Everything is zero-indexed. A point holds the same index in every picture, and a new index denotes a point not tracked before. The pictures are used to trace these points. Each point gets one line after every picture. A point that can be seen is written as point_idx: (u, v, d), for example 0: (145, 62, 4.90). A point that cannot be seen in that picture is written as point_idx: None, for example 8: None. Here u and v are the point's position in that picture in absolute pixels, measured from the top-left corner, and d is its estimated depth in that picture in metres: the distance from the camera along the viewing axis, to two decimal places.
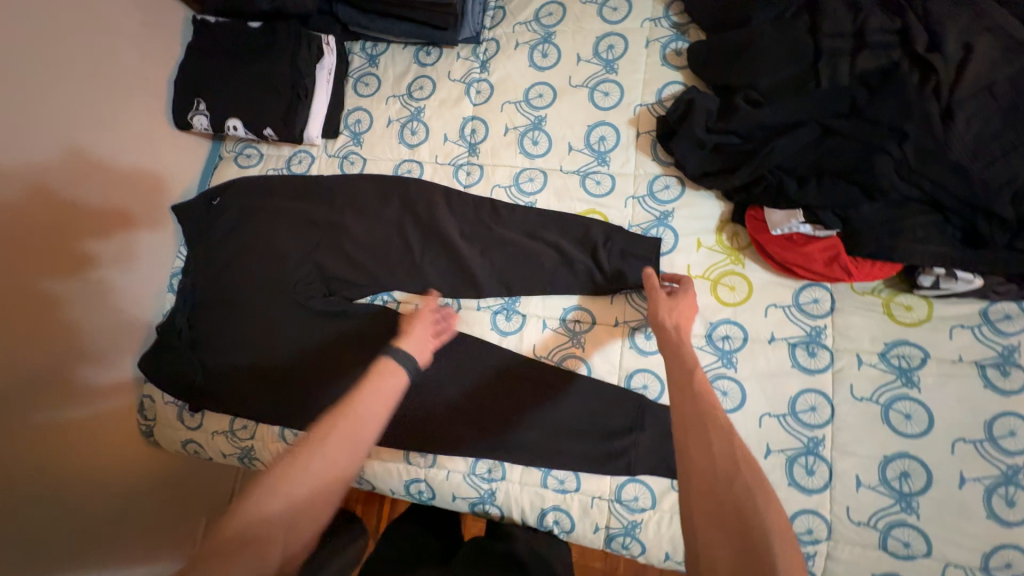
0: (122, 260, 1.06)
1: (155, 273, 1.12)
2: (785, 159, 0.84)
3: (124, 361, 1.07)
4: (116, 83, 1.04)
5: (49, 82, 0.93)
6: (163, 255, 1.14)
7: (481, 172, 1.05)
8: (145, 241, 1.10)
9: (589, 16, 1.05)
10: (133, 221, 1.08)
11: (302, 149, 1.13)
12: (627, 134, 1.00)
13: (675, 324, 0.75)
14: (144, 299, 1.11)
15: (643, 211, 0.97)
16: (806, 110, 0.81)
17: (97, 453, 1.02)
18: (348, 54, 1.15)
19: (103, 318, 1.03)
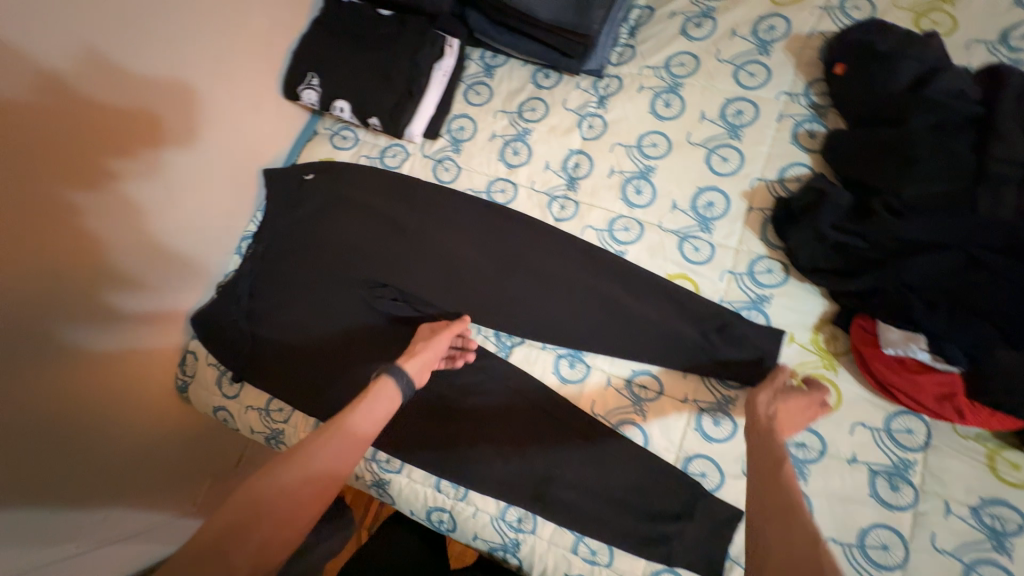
0: (158, 187, 0.95)
1: (205, 203, 1.05)
2: (915, 279, 0.78)
3: (150, 294, 0.99)
4: (243, 42, 1.04)
5: (182, 30, 0.92)
6: (213, 184, 1.05)
7: (576, 210, 1.01)
8: (192, 166, 1.00)
9: (723, 76, 1.01)
10: (179, 146, 0.97)
11: (397, 143, 1.11)
12: (737, 205, 0.95)
13: (769, 415, 0.75)
14: (184, 229, 1.02)
15: (738, 289, 0.92)
16: (954, 235, 0.76)
17: (131, 401, 1.00)
18: (465, 59, 1.13)
19: (129, 248, 0.93)
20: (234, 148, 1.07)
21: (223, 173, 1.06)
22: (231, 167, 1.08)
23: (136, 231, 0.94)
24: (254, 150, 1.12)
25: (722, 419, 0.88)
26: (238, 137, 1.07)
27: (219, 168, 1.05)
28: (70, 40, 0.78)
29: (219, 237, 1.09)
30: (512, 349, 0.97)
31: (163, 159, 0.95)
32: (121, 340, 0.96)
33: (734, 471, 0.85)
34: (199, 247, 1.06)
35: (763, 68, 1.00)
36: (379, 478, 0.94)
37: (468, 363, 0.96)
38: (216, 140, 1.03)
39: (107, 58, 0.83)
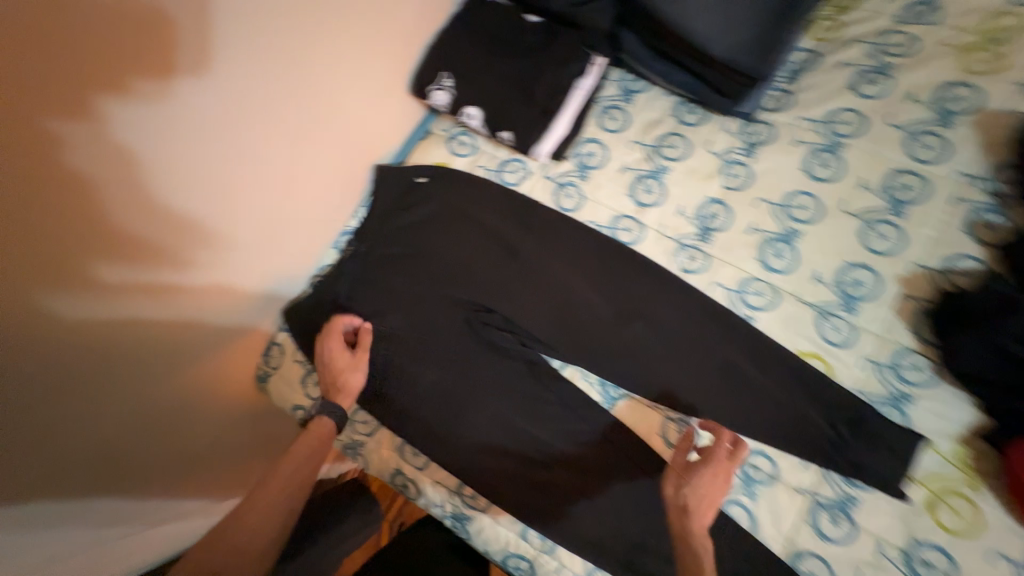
0: (186, 151, 0.77)
1: (255, 168, 0.88)
2: None
3: (181, 273, 0.84)
4: (388, 33, 0.98)
5: (332, 14, 0.87)
6: (262, 144, 0.87)
7: (705, 263, 0.94)
8: (235, 125, 0.82)
9: (892, 143, 0.92)
10: (211, 99, 0.77)
11: (518, 158, 1.05)
12: (890, 290, 0.87)
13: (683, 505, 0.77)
14: (223, 198, 0.85)
15: (877, 381, 0.84)
16: None
17: (211, 386, 0.98)
18: (604, 79, 1.06)
19: (154, 225, 0.77)
20: (287, 98, 0.87)
21: (273, 128, 0.88)
22: (282, 122, 0.89)
23: (157, 204, 0.77)
24: (313, 102, 0.92)
25: (842, 519, 0.81)
26: (291, 86, 0.87)
27: (267, 124, 0.87)
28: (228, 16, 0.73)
29: (271, 205, 0.94)
30: (617, 402, 0.91)
31: (195, 117, 0.76)
32: (151, 325, 0.83)
33: None
34: (244, 216, 0.90)
35: (939, 141, 0.90)
36: (460, 512, 0.90)
37: (570, 410, 0.91)
38: (263, 90, 0.83)
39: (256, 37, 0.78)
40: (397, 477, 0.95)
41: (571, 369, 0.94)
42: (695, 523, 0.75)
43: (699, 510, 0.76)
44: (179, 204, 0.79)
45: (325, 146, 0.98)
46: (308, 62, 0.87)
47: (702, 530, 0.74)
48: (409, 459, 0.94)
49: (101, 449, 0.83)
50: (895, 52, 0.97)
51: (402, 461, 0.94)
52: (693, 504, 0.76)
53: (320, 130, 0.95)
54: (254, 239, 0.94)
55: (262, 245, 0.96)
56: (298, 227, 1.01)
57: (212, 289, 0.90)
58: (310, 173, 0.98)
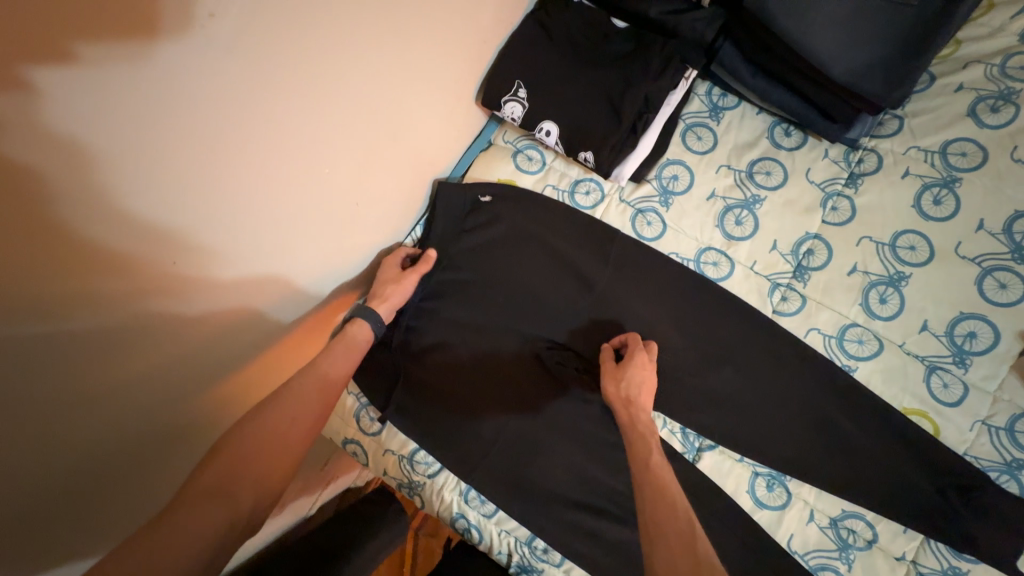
0: (173, 142, 0.54)
1: (262, 159, 0.66)
2: None
3: (173, 300, 0.63)
4: (463, 37, 0.87)
5: (419, 20, 0.76)
6: (274, 128, 0.65)
7: (800, 305, 0.86)
8: (237, 105, 0.59)
9: (1019, 180, 0.83)
10: (207, 72, 0.54)
11: (592, 178, 0.96)
12: (1009, 346, 0.80)
13: (625, 399, 0.75)
14: (221, 200, 0.63)
15: (990, 445, 0.78)
16: None
17: None
18: (690, 93, 0.96)
19: (137, 246, 0.55)
20: (309, 71, 0.65)
21: (286, 107, 0.65)
22: (298, 98, 0.66)
23: (138, 220, 0.54)
24: (341, 78, 0.70)
25: None
26: (316, 54, 0.65)
27: (279, 102, 0.64)
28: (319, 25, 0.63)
29: (298, 208, 0.75)
30: (700, 452, 0.85)
31: (185, 100, 0.53)
32: (141, 370, 0.63)
33: None
34: (249, 218, 0.69)
35: None
36: (530, 564, 0.85)
37: None
38: (276, 60, 0.60)
39: (343, 48, 0.68)
40: (459, 522, 0.89)
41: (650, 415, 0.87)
42: (641, 414, 0.74)
43: (640, 394, 0.76)
44: (166, 214, 0.57)
45: (350, 127, 0.76)
46: (389, 75, 0.77)
47: (648, 420, 0.74)
48: (472, 506, 0.87)
49: (128, 510, 0.72)
50: (1021, 76, 0.85)
51: (465, 506, 0.88)
52: (636, 394, 0.76)
53: (345, 107, 0.73)
54: (258, 243, 0.73)
55: (268, 250, 0.75)
56: (314, 225, 0.80)
57: (218, 313, 0.71)
58: (331, 162, 0.76)
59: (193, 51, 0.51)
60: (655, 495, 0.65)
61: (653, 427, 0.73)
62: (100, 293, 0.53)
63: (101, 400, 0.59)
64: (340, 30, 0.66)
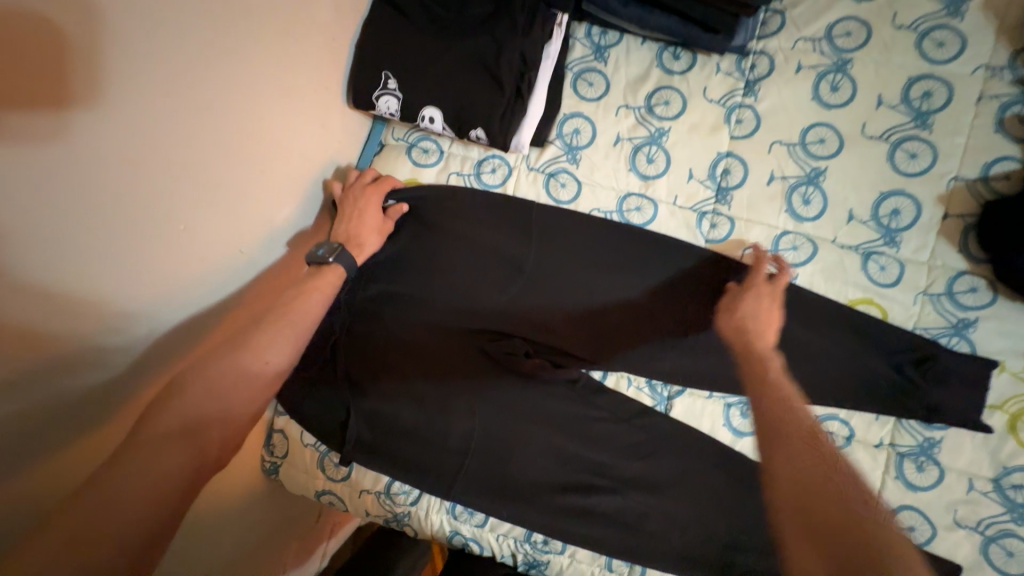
0: (24, 222, 0.53)
1: (126, 221, 0.62)
2: None
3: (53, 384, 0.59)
4: (308, 38, 0.79)
5: (234, 36, 0.68)
6: (123, 185, 0.61)
7: (730, 227, 0.85)
8: (63, 170, 0.55)
9: (903, 48, 0.82)
10: (74, 161, 0.56)
11: (495, 154, 0.91)
12: (931, 213, 0.80)
13: (738, 328, 0.74)
14: (85, 270, 0.60)
15: (934, 313, 0.79)
16: None
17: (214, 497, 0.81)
18: (569, 39, 0.90)
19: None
20: (141, 119, 0.61)
21: (129, 161, 0.61)
22: (162, 155, 0.64)
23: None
24: (178, 116, 0.65)
25: (927, 465, 0.78)
26: (137, 98, 0.60)
27: (117, 157, 0.60)
28: (112, 69, 0.57)
29: (200, 270, 0.72)
30: (671, 401, 0.84)
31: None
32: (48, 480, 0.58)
33: (947, 523, 0.76)
34: (129, 285, 0.64)
35: (954, 35, 0.80)
36: (535, 560, 0.83)
37: (626, 421, 0.82)
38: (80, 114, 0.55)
39: (158, 90, 0.62)
40: (455, 539, 0.85)
41: (613, 376, 0.85)
42: (760, 340, 0.71)
43: (754, 325, 0.73)
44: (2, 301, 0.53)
45: (219, 167, 0.71)
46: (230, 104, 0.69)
47: (767, 346, 0.71)
48: (463, 519, 0.84)
49: None
50: None
51: (456, 524, 0.84)
52: (750, 322, 0.74)
53: (203, 146, 0.68)
54: (151, 310, 0.68)
55: (169, 312, 0.70)
56: (212, 281, 0.74)
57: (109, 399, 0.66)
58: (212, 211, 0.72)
59: (9, 131, 0.50)
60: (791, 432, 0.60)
61: (773, 352, 0.70)
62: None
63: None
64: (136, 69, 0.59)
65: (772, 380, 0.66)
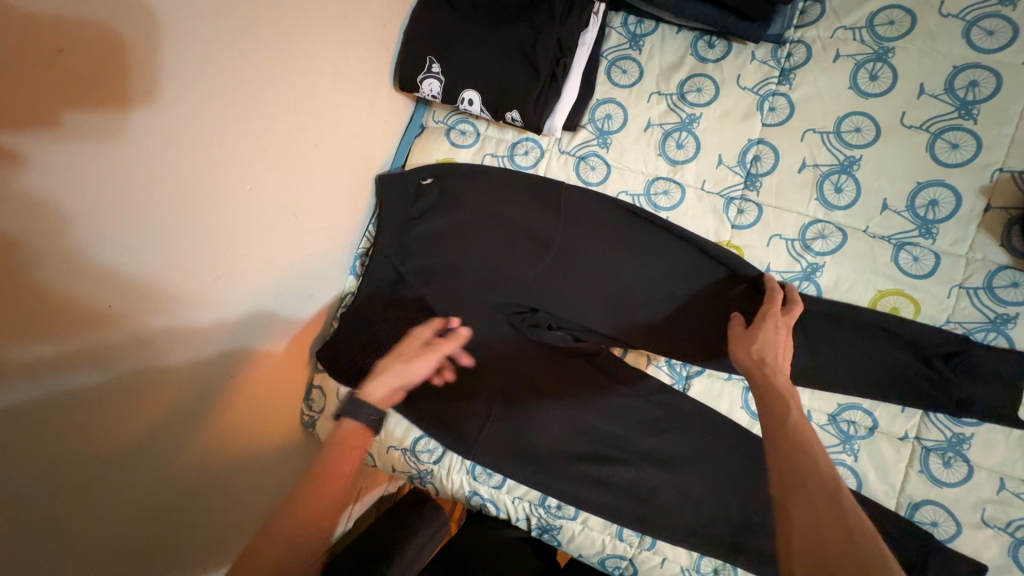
0: (131, 196, 0.58)
1: (213, 195, 0.69)
2: None
3: (152, 339, 0.65)
4: (363, 24, 0.85)
5: (305, 18, 0.74)
6: (216, 160, 0.68)
7: (757, 213, 0.85)
8: (174, 145, 0.62)
9: (949, 36, 0.80)
10: (166, 140, 0.61)
11: (529, 137, 0.95)
12: (972, 204, 0.78)
13: (757, 355, 0.68)
14: (186, 238, 0.66)
15: (971, 307, 0.77)
16: None
17: (258, 440, 0.88)
18: (606, 28, 0.93)
19: (105, 299, 0.58)
20: (231, 97, 0.67)
21: (223, 137, 0.68)
22: (234, 134, 0.69)
23: (99, 271, 0.57)
24: (259, 96, 0.71)
25: (955, 461, 0.76)
26: (230, 78, 0.66)
27: (213, 133, 0.66)
28: (213, 47, 0.63)
29: (263, 240, 0.79)
30: (689, 380, 0.86)
31: (118, 152, 0.56)
32: (132, 413, 0.65)
33: (973, 521, 0.74)
34: (217, 252, 0.71)
35: (1007, 23, 0.77)
36: (548, 524, 0.87)
37: (645, 397, 0.84)
38: (192, 92, 0.62)
39: (242, 70, 0.68)
40: (473, 499, 0.91)
41: (632, 351, 0.89)
42: (777, 373, 0.64)
43: (774, 356, 0.68)
44: (130, 259, 0.60)
45: (284, 142, 0.78)
46: (292, 82, 0.76)
47: (788, 383, 0.64)
48: (482, 481, 0.89)
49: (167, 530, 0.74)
50: None
51: (476, 486, 0.89)
52: (769, 355, 0.67)
53: (271, 125, 0.74)
54: (227, 278, 0.74)
55: (242, 280, 0.76)
56: (275, 248, 0.81)
57: (193, 353, 0.71)
58: (277, 182, 0.78)
59: (114, 108, 0.54)
60: (793, 435, 0.56)
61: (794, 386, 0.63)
62: (81, 343, 0.57)
63: (84, 466, 0.60)
64: (226, 42, 0.64)
65: (789, 423, 0.58)
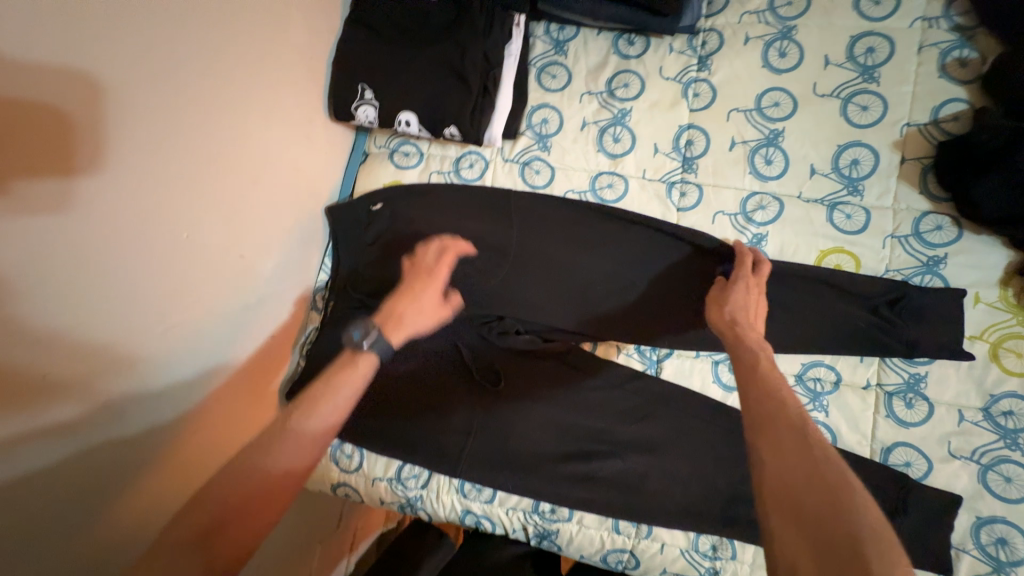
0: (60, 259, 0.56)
1: (153, 244, 0.66)
2: None
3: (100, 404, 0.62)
4: (291, 63, 0.85)
5: (229, 61, 0.74)
6: (151, 207, 0.65)
7: (698, 194, 0.89)
8: (97, 197, 0.59)
9: (843, 9, 0.86)
10: (92, 201, 0.59)
11: (472, 150, 0.97)
12: (889, 159, 0.84)
13: (732, 317, 0.72)
14: (125, 291, 0.64)
15: (905, 254, 0.82)
16: None
17: None
18: (530, 38, 0.97)
19: (39, 365, 0.55)
20: (158, 142, 0.65)
21: (156, 183, 0.66)
22: (167, 184, 0.67)
23: (29, 341, 0.54)
24: (191, 138, 0.70)
25: (915, 401, 0.80)
26: (156, 122, 0.65)
27: (147, 186, 0.65)
28: (135, 95, 0.61)
29: (212, 288, 0.76)
30: (661, 363, 0.88)
31: (33, 211, 0.53)
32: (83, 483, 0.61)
33: (942, 455, 0.78)
34: (163, 301, 0.69)
35: None
36: (545, 530, 0.86)
37: (619, 386, 0.85)
38: (115, 144, 0.60)
39: (167, 120, 0.66)
40: (467, 518, 0.89)
41: (603, 343, 0.90)
42: (748, 331, 0.69)
43: (745, 316, 0.72)
44: (62, 320, 0.57)
45: (225, 185, 0.76)
46: (225, 126, 0.75)
47: (758, 338, 0.68)
48: (473, 497, 0.87)
49: None
50: None
51: (469, 502, 0.88)
52: (740, 314, 0.72)
53: (207, 171, 0.73)
54: (175, 333, 0.71)
55: (193, 332, 0.74)
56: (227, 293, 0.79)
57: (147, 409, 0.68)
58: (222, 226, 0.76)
59: (30, 175, 0.53)
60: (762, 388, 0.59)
61: (765, 341, 0.68)
62: (18, 417, 0.53)
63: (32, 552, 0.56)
64: (148, 89, 0.63)
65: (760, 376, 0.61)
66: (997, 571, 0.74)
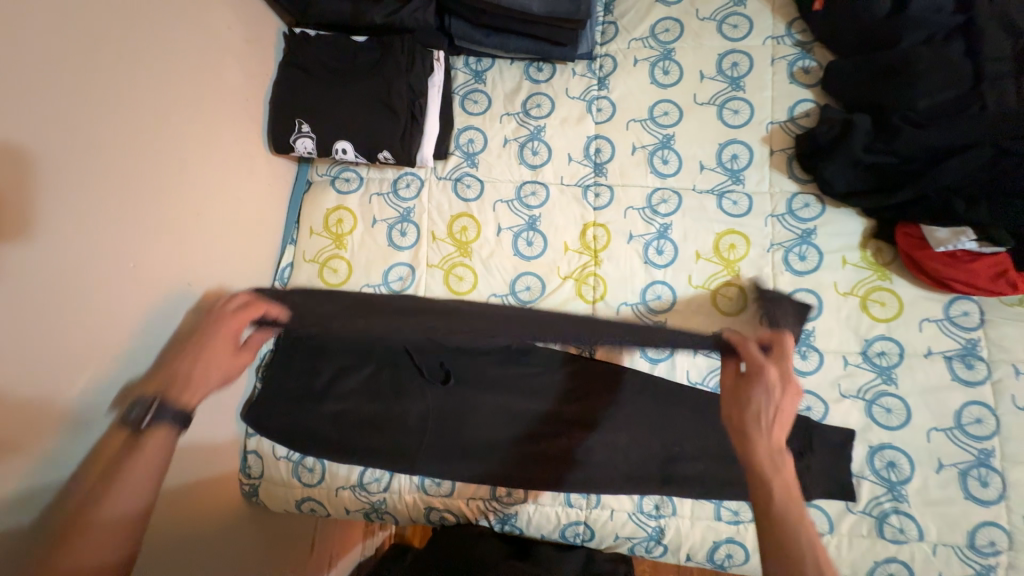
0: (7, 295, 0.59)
1: (99, 278, 0.70)
2: (954, 178, 0.83)
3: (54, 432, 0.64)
4: (229, 105, 0.92)
5: (170, 107, 0.80)
6: (91, 254, 0.69)
7: (610, 194, 1.01)
8: (48, 236, 0.64)
9: (710, 33, 1.03)
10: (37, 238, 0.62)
11: (408, 171, 1.06)
12: (761, 152, 0.99)
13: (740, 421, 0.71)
14: (74, 320, 0.68)
15: (784, 229, 0.97)
16: (978, 132, 0.81)
17: (193, 517, 0.84)
18: (452, 70, 1.09)
19: None
20: (104, 183, 0.70)
21: (101, 221, 0.70)
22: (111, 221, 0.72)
23: None
24: (136, 181, 0.74)
25: (809, 352, 0.92)
26: (104, 164, 0.70)
27: (93, 224, 0.69)
28: (86, 140, 0.67)
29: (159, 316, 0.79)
30: None
31: None
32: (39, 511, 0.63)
33: (835, 396, 0.90)
34: (112, 325, 0.72)
35: (743, 19, 1.03)
36: (504, 514, 0.91)
37: (558, 370, 0.94)
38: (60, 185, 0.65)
39: (112, 161, 0.71)
40: (431, 513, 0.93)
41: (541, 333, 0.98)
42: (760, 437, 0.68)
43: (759, 423, 0.70)
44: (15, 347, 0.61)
45: (172, 220, 0.81)
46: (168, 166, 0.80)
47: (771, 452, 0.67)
48: (433, 492, 0.92)
49: None
50: None
51: (430, 497, 0.92)
52: (751, 416, 0.71)
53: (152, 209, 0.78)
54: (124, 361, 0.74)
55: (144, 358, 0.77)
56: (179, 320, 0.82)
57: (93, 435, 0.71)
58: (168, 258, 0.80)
59: None
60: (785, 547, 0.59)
61: (780, 457, 0.66)
62: None
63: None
64: (91, 134, 0.68)
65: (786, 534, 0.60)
66: (891, 491, 0.86)
